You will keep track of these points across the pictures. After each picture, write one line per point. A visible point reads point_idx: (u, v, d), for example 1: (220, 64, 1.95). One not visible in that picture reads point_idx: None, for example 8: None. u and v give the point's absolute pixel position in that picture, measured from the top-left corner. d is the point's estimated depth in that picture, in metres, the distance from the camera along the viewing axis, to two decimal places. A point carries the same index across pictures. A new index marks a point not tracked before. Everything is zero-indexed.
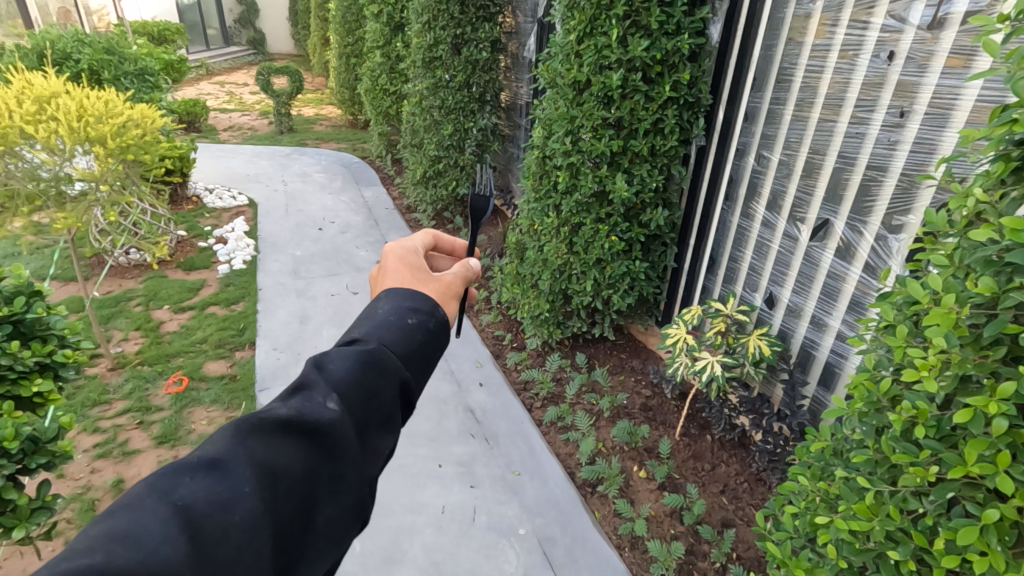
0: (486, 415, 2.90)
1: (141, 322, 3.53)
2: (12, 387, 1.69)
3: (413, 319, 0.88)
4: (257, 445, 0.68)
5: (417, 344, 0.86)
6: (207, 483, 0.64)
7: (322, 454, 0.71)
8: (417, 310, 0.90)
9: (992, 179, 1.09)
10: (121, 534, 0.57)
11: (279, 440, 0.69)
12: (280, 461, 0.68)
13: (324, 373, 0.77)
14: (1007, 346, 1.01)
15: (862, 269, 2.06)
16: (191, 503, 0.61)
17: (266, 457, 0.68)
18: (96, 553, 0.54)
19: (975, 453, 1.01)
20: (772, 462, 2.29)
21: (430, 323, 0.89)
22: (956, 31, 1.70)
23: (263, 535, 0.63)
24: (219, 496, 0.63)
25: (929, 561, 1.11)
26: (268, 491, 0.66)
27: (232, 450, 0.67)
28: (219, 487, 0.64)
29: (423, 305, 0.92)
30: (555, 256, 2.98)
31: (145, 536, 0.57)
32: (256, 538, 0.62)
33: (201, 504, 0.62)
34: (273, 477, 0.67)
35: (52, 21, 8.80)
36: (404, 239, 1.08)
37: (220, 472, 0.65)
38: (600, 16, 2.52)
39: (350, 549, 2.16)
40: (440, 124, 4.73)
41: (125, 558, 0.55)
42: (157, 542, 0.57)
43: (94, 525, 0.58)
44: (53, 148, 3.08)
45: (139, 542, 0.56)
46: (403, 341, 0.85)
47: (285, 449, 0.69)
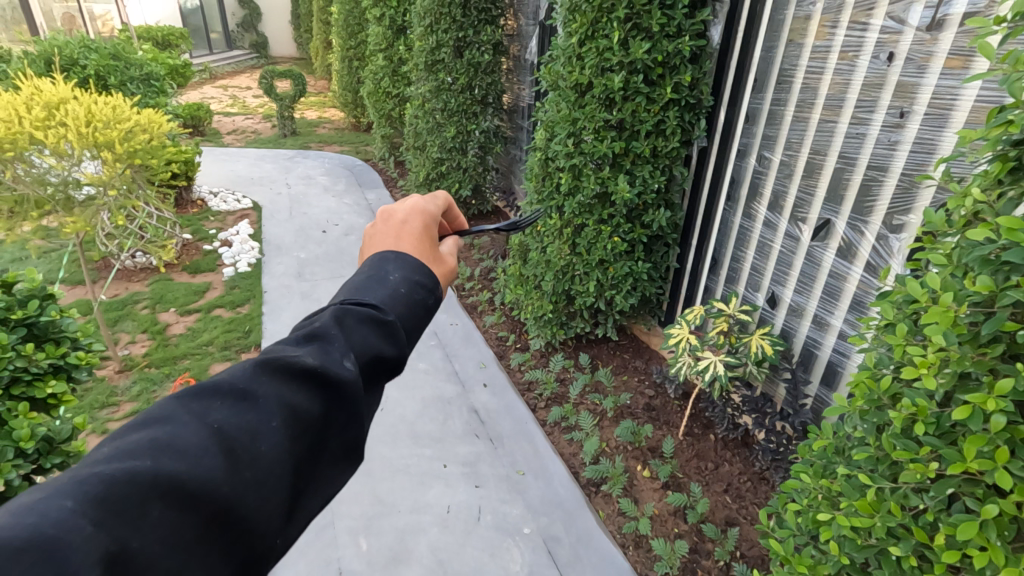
0: (490, 415, 2.92)
1: (148, 325, 3.57)
2: (26, 388, 1.71)
3: (420, 293, 0.89)
4: (283, 384, 0.71)
5: (419, 320, 0.88)
6: (238, 412, 0.67)
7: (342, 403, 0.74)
8: (424, 285, 0.91)
9: (990, 179, 1.10)
10: (165, 443, 0.62)
11: (303, 382, 0.72)
12: (303, 403, 0.71)
13: (346, 328, 0.78)
14: (1005, 344, 1.02)
15: (862, 268, 2.08)
16: (225, 426, 0.65)
17: (291, 397, 0.70)
18: (145, 458, 0.59)
19: (974, 449, 1.02)
20: (775, 461, 2.31)
21: (430, 301, 0.90)
22: (955, 32, 1.72)
23: (286, 467, 0.67)
24: (248, 425, 0.66)
25: (930, 557, 1.12)
26: (291, 428, 0.69)
27: (263, 384, 0.70)
28: (249, 417, 0.67)
29: (428, 282, 0.92)
30: (558, 257, 3.01)
31: (185, 449, 0.62)
32: (279, 470, 0.66)
33: (234, 429, 0.66)
34: (297, 416, 0.70)
35: (57, 27, 8.88)
36: (423, 203, 1.06)
37: (251, 402, 0.69)
38: (602, 19, 2.55)
39: (357, 548, 2.18)
40: (443, 127, 4.75)
41: (168, 467, 0.59)
42: (196, 456, 0.62)
43: (140, 433, 0.63)
44: (62, 153, 3.12)
45: (180, 453, 0.61)
46: (410, 315, 0.86)
47: (309, 391, 0.72)
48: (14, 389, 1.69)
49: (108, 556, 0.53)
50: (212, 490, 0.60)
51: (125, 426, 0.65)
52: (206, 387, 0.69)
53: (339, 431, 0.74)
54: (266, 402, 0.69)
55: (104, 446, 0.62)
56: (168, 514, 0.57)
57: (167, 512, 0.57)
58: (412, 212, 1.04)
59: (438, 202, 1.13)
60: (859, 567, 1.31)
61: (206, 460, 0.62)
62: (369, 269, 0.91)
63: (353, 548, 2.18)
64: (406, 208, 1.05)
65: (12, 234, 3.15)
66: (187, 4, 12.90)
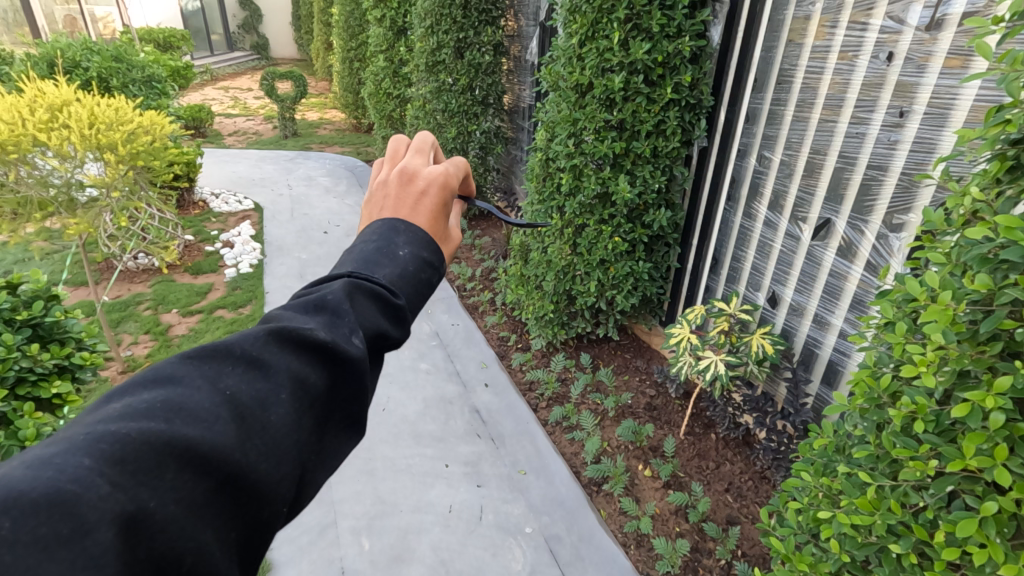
0: (492, 415, 2.93)
1: (150, 326, 3.58)
2: (32, 389, 1.73)
3: (427, 272, 0.88)
4: (293, 355, 0.71)
5: (424, 299, 0.87)
6: (248, 381, 0.67)
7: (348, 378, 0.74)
8: (431, 264, 0.89)
9: (988, 178, 1.11)
10: (177, 406, 0.61)
11: (312, 355, 0.72)
12: (313, 376, 0.71)
13: (354, 304, 0.78)
14: (1004, 342, 1.03)
15: (863, 268, 2.08)
16: (236, 394, 0.65)
17: (301, 369, 0.70)
18: (159, 420, 0.59)
19: (973, 447, 1.02)
20: (776, 459, 2.32)
21: (435, 282, 0.89)
22: (954, 31, 1.72)
23: (295, 438, 0.67)
24: (259, 393, 0.66)
25: (930, 554, 1.13)
26: (301, 399, 0.69)
27: (273, 354, 0.70)
28: (259, 386, 0.67)
29: (434, 262, 0.90)
30: (559, 257, 3.02)
31: (197, 413, 0.61)
32: (289, 440, 0.66)
33: (245, 396, 0.65)
34: (306, 388, 0.70)
35: (59, 30, 8.90)
36: (449, 174, 1.00)
37: (261, 371, 0.68)
38: (603, 19, 2.56)
39: (360, 547, 2.19)
40: (443, 127, 4.76)
41: (182, 429, 0.59)
42: (209, 420, 0.61)
43: (152, 394, 0.62)
44: (65, 155, 3.14)
45: (193, 417, 0.61)
46: (415, 295, 0.85)
47: (318, 363, 0.72)
48: (20, 389, 1.70)
49: (124, 517, 0.52)
50: (226, 455, 0.60)
51: (134, 386, 0.64)
52: (216, 352, 0.69)
53: (344, 405, 0.74)
54: (277, 372, 0.69)
55: (114, 404, 0.61)
56: (182, 477, 0.57)
57: (182, 474, 0.57)
58: (435, 182, 0.97)
59: (459, 170, 1.07)
60: (860, 565, 1.32)
61: (219, 425, 0.61)
62: (378, 240, 0.88)
63: (355, 548, 2.19)
64: (429, 174, 0.98)
65: (15, 235, 3.16)
66: (187, 6, 12.92)
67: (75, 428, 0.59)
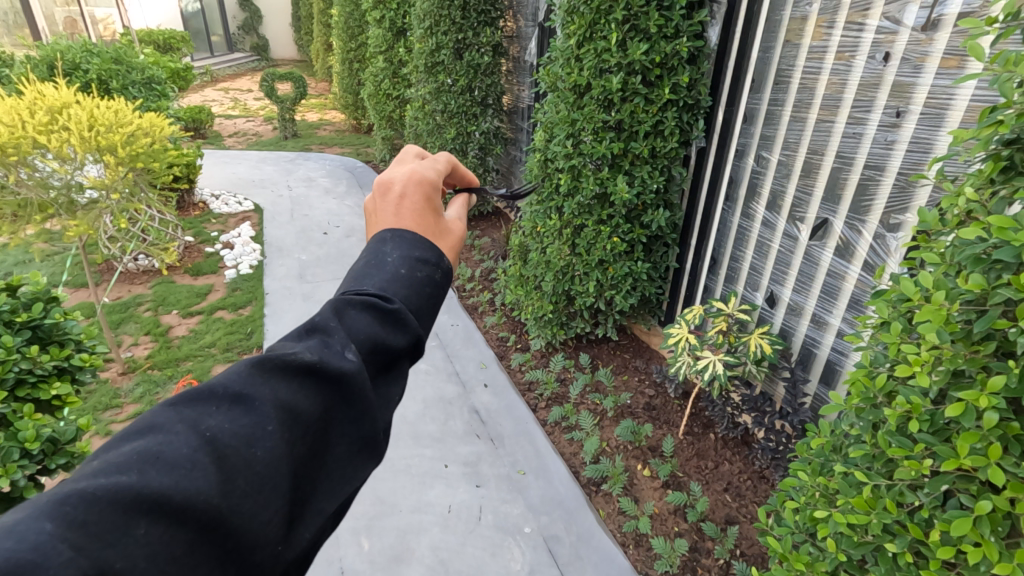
0: (491, 416, 2.94)
1: (151, 328, 3.59)
2: (31, 390, 1.74)
3: (422, 271, 0.85)
4: (280, 385, 0.69)
5: (425, 296, 0.84)
6: (232, 417, 0.65)
7: (341, 399, 0.71)
8: (427, 262, 0.87)
9: (982, 178, 1.11)
10: (153, 455, 0.59)
11: (302, 381, 0.70)
12: (301, 403, 0.68)
13: (342, 321, 0.76)
14: (997, 341, 1.04)
15: (861, 267, 2.08)
16: (218, 434, 0.63)
17: (290, 397, 0.68)
18: (131, 472, 0.57)
19: (967, 446, 1.03)
20: (774, 459, 2.32)
21: (438, 275, 0.86)
22: (950, 31, 1.73)
23: (284, 471, 0.64)
24: (242, 431, 0.64)
25: (925, 553, 1.13)
26: (290, 430, 0.66)
27: (258, 387, 0.68)
28: (244, 422, 0.65)
29: (430, 257, 0.88)
30: (558, 258, 3.03)
31: (174, 459, 0.59)
32: (277, 474, 0.63)
33: (227, 435, 0.63)
34: (294, 416, 0.67)
35: (60, 32, 8.92)
36: (422, 170, 0.98)
37: (246, 406, 0.66)
38: (600, 20, 2.57)
39: (359, 547, 2.19)
40: (443, 128, 4.78)
41: (156, 480, 0.57)
42: (186, 467, 0.59)
43: (131, 445, 0.60)
44: (65, 157, 3.14)
45: (169, 465, 0.58)
46: (414, 293, 0.82)
47: (307, 390, 0.69)
48: (20, 391, 1.71)
49: None
50: (205, 502, 0.57)
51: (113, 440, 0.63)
52: (198, 394, 0.67)
53: (342, 428, 0.71)
54: (262, 405, 0.67)
55: (91, 462, 0.59)
56: (155, 530, 0.54)
57: (154, 527, 0.54)
58: (410, 182, 0.96)
59: (435, 162, 1.05)
60: (857, 564, 1.32)
61: (197, 470, 0.59)
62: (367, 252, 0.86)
63: (355, 548, 2.19)
64: (402, 177, 0.97)
65: (15, 237, 3.17)
66: (187, 7, 12.92)
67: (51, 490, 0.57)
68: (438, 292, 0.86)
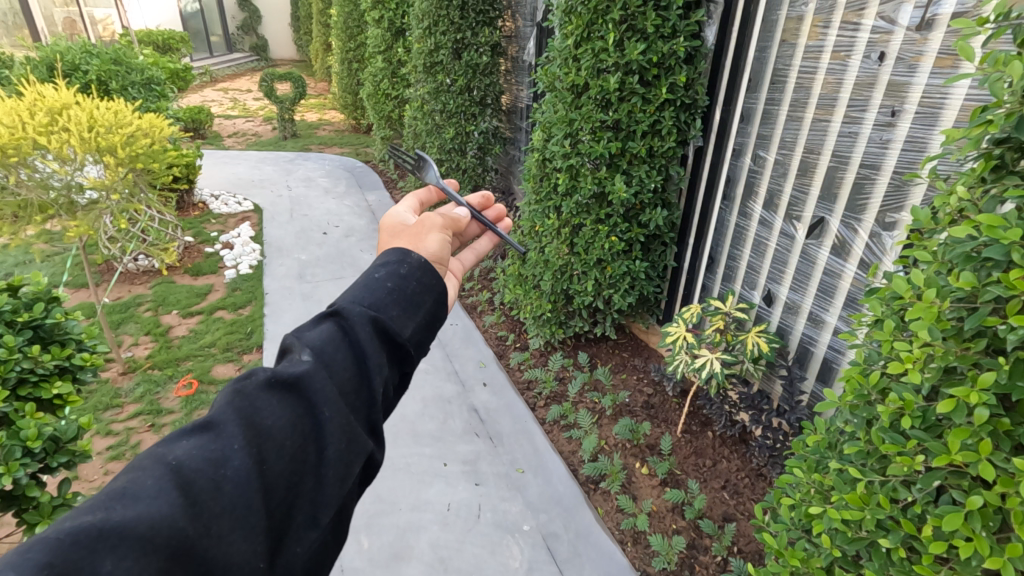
0: (489, 415, 2.95)
1: (151, 328, 3.61)
2: (32, 390, 1.75)
3: (383, 272, 0.91)
4: (244, 406, 0.72)
5: (387, 289, 0.88)
6: (199, 444, 0.68)
7: (305, 407, 0.74)
8: (388, 264, 0.93)
9: (974, 177, 1.12)
10: (121, 491, 0.62)
11: (265, 398, 0.73)
12: (264, 419, 0.71)
13: (301, 338, 0.81)
14: (988, 338, 1.05)
15: (857, 265, 2.10)
16: (184, 462, 0.66)
17: (254, 415, 0.71)
18: (97, 511, 0.59)
19: (958, 442, 1.04)
20: (772, 456, 2.34)
21: (400, 269, 0.92)
22: (944, 31, 1.74)
23: (255, 487, 0.67)
24: (208, 456, 0.67)
25: (918, 548, 1.14)
26: (256, 446, 0.69)
27: (224, 413, 0.71)
28: (211, 447, 0.68)
29: (392, 259, 0.94)
30: (556, 257, 3.04)
31: (141, 491, 0.62)
32: (247, 491, 0.66)
33: (194, 462, 0.66)
34: (260, 433, 0.70)
35: (59, 32, 8.90)
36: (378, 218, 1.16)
37: (213, 433, 0.69)
38: (598, 20, 2.58)
39: (359, 545, 2.20)
40: (441, 128, 4.80)
41: (121, 514, 0.59)
42: (151, 497, 0.61)
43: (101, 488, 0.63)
44: (65, 157, 3.15)
45: (136, 498, 0.61)
46: (371, 291, 0.87)
47: (271, 405, 0.72)
48: (22, 390, 1.72)
49: None
50: (171, 527, 0.60)
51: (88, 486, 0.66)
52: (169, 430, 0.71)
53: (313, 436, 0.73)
54: (227, 428, 0.70)
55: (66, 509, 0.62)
56: (122, 564, 0.57)
57: (121, 561, 0.57)
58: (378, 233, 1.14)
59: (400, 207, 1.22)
60: (851, 560, 1.33)
61: (162, 501, 0.62)
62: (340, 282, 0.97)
63: (355, 546, 2.20)
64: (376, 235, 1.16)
65: (16, 238, 3.18)
66: (186, 7, 12.90)
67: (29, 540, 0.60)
68: (401, 283, 0.90)
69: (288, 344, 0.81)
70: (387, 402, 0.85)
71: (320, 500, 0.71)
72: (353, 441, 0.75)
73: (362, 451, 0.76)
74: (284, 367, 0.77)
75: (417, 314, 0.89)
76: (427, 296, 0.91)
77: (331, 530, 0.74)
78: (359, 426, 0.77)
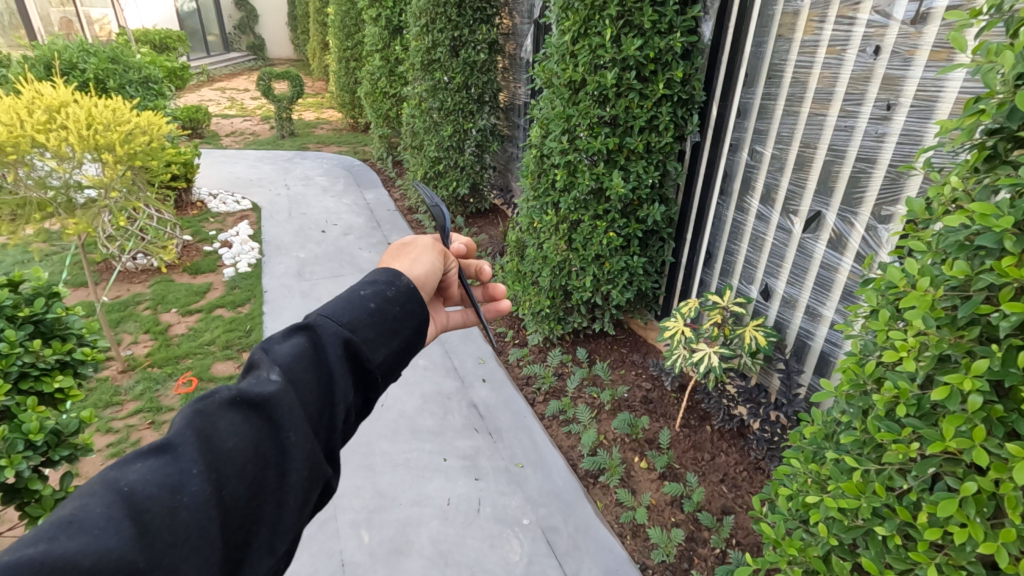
0: (488, 410, 2.96)
1: (150, 326, 3.61)
2: (34, 383, 1.76)
3: (369, 290, 0.93)
4: (204, 426, 0.71)
5: (369, 309, 0.90)
6: (155, 467, 0.66)
7: (269, 428, 0.74)
8: (376, 283, 0.95)
9: (967, 167, 1.13)
10: (66, 519, 0.59)
11: (227, 419, 0.73)
12: (224, 441, 0.71)
13: (269, 354, 0.81)
14: (981, 326, 1.06)
15: (852, 258, 2.11)
16: (138, 488, 0.64)
17: (214, 437, 0.71)
18: (39, 543, 0.56)
19: (952, 428, 1.05)
20: (770, 450, 2.35)
21: (387, 291, 0.94)
22: (938, 25, 1.75)
23: (214, 513, 0.66)
24: (165, 480, 0.65)
25: (913, 535, 1.15)
26: (216, 470, 0.69)
27: (183, 433, 0.70)
28: (167, 471, 0.66)
29: (383, 279, 0.97)
30: (554, 253, 3.05)
31: (90, 521, 0.60)
32: (205, 517, 0.65)
33: (147, 488, 0.64)
34: (220, 455, 0.70)
35: (54, 32, 8.89)
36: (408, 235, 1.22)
37: (170, 455, 0.68)
38: (594, 17, 2.60)
39: (360, 540, 2.21)
40: (439, 126, 4.78)
41: (64, 547, 0.57)
42: (99, 528, 0.59)
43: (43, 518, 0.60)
44: (63, 156, 3.16)
45: (83, 528, 0.59)
46: (351, 309, 0.89)
47: (233, 427, 0.72)
48: (23, 383, 1.74)
49: None
50: (120, 560, 0.58)
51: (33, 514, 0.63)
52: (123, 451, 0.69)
53: (274, 460, 0.74)
54: (185, 450, 0.69)
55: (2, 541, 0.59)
56: None
57: None
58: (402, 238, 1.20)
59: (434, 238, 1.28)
60: (848, 548, 1.34)
61: (114, 534, 0.60)
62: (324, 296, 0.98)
63: (355, 541, 2.21)
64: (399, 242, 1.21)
65: (15, 236, 3.18)
66: (183, 6, 12.92)
67: None
68: (384, 306, 0.92)
69: (255, 360, 0.81)
70: (348, 426, 0.87)
71: (277, 526, 0.72)
72: (315, 467, 0.76)
73: (321, 477, 0.78)
74: (250, 385, 0.77)
75: (391, 339, 0.91)
76: (406, 322, 0.93)
77: (285, 556, 0.75)
78: (320, 451, 0.78)
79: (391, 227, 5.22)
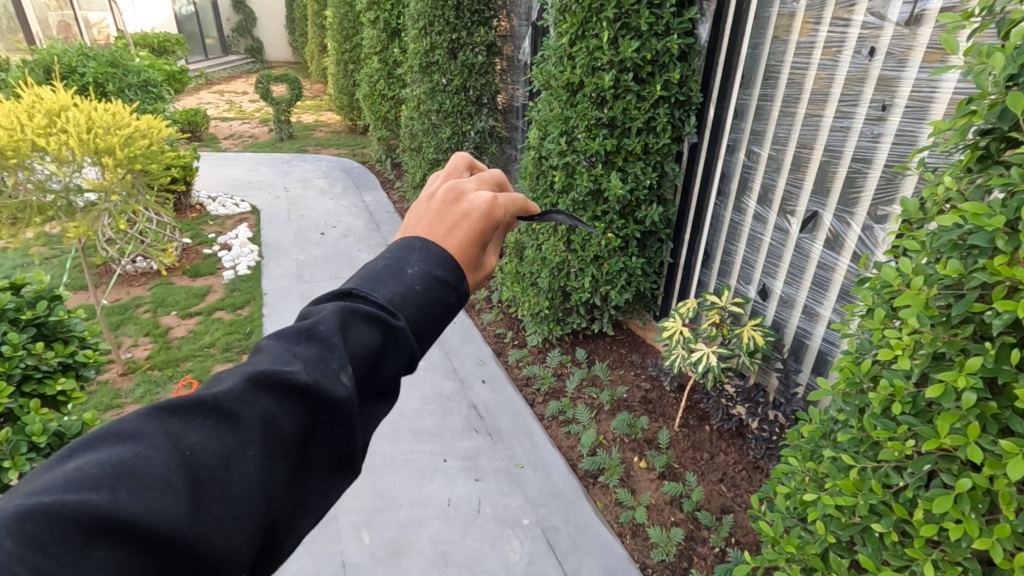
0: (488, 411, 2.97)
1: (150, 329, 3.62)
2: (37, 386, 1.77)
3: (437, 293, 0.87)
4: (269, 402, 0.68)
5: (434, 318, 0.88)
6: (215, 434, 0.65)
7: (329, 419, 0.72)
8: (448, 283, 0.89)
9: (960, 167, 1.15)
10: (128, 471, 0.59)
11: (290, 400, 0.70)
12: (284, 425, 0.69)
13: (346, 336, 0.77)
14: (975, 324, 1.07)
15: (849, 258, 2.12)
16: (198, 454, 0.63)
17: (274, 420, 0.68)
18: (101, 490, 0.57)
19: (946, 426, 1.06)
20: (769, 449, 2.36)
21: (450, 299, 0.89)
22: (932, 26, 1.77)
23: (260, 498, 0.65)
24: (223, 453, 0.64)
25: (910, 532, 1.16)
26: (269, 455, 0.67)
27: (248, 404, 0.67)
28: (227, 442, 0.65)
29: (451, 277, 0.90)
30: (553, 254, 3.07)
31: (148, 480, 0.59)
32: (253, 501, 0.64)
33: (204, 457, 0.63)
34: (278, 441, 0.68)
35: (54, 36, 8.95)
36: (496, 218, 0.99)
37: (232, 424, 0.66)
38: (591, 19, 2.61)
39: (360, 540, 2.22)
40: (438, 128, 4.80)
41: (124, 502, 0.56)
42: (158, 490, 0.59)
43: (108, 452, 0.61)
44: (64, 159, 3.18)
45: (141, 487, 0.58)
46: (421, 314, 0.85)
47: (295, 410, 0.70)
48: (26, 386, 1.75)
49: None
50: (169, 532, 0.57)
51: (99, 441, 0.63)
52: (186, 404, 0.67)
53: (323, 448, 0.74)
54: (248, 424, 0.67)
55: (67, 464, 0.60)
56: (115, 553, 0.55)
57: (114, 550, 0.55)
58: (479, 209, 0.97)
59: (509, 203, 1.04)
60: (846, 546, 1.35)
61: (170, 499, 0.59)
62: (389, 259, 0.90)
63: (355, 541, 2.22)
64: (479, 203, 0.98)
65: (16, 240, 3.21)
66: (182, 10, 13.01)
67: (28, 488, 0.58)
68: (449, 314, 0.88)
69: (329, 334, 0.76)
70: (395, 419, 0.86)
71: (313, 511, 0.73)
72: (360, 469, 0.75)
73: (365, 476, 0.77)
74: (323, 366, 0.73)
75: None
76: None
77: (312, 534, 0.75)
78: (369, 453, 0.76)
79: (390, 228, 5.24)
